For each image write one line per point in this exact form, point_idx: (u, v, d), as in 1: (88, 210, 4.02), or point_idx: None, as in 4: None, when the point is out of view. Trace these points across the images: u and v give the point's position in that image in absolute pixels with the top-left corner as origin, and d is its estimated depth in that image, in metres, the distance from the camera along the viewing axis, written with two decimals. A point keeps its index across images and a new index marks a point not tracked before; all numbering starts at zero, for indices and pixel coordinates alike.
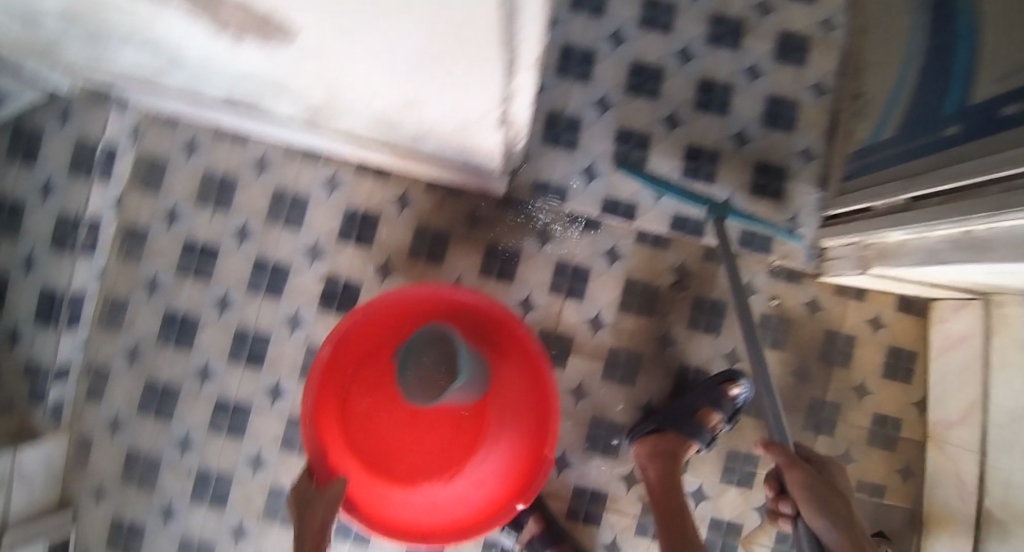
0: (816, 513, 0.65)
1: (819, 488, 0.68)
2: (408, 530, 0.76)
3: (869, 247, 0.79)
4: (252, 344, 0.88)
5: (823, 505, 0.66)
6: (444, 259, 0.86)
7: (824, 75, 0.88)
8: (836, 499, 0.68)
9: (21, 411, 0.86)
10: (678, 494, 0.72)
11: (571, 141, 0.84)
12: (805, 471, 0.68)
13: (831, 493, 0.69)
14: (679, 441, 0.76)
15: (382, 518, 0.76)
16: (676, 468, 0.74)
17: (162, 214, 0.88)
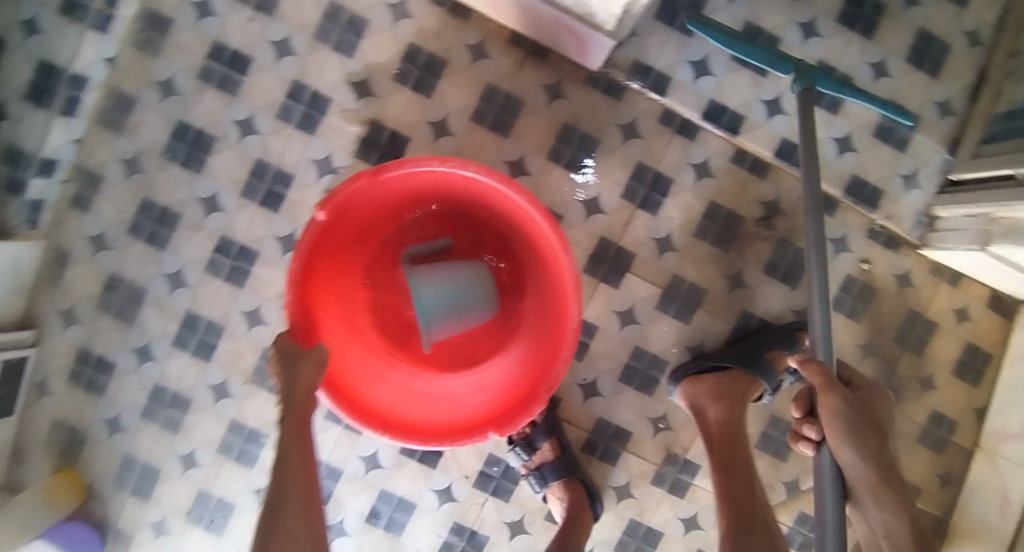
0: (845, 443, 0.55)
1: (854, 419, 0.56)
2: (378, 416, 0.64)
3: (994, 221, 0.69)
4: (270, 181, 0.76)
5: (857, 436, 0.55)
6: (509, 130, 0.74)
7: (984, 24, 0.78)
8: (870, 431, 0.56)
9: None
10: (741, 443, 0.65)
11: (688, 25, 0.73)
12: (844, 397, 0.56)
13: (865, 424, 0.57)
14: (746, 382, 0.68)
15: (355, 395, 0.64)
16: (741, 413, 0.67)
17: (193, 5, 0.74)
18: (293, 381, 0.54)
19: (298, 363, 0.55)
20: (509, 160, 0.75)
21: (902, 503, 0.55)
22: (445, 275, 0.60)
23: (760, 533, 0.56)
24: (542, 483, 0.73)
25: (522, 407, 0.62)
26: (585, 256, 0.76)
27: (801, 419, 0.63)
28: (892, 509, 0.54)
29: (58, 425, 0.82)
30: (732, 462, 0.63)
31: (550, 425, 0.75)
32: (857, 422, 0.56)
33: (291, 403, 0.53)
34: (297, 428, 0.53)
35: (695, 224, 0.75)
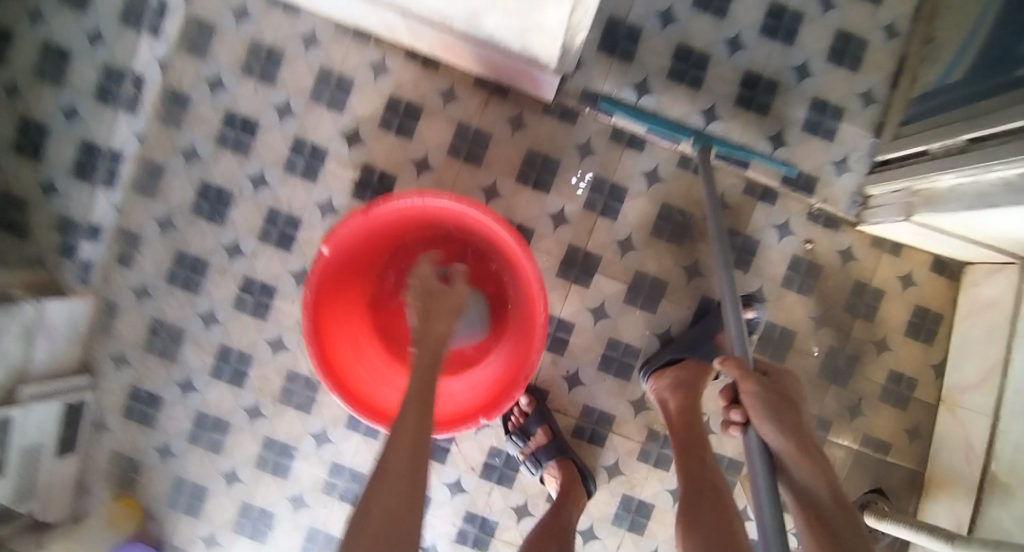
0: (765, 421, 0.68)
1: (771, 398, 0.70)
2: (385, 413, 0.74)
3: (916, 194, 0.78)
4: (282, 226, 0.88)
5: (774, 415, 0.69)
6: (482, 159, 0.85)
7: (899, 17, 0.87)
8: (786, 407, 0.71)
9: (53, 263, 0.89)
10: (699, 425, 0.72)
11: (627, 52, 0.84)
12: (760, 383, 0.69)
13: (780, 400, 0.71)
14: (698, 370, 0.78)
15: (365, 399, 0.75)
16: (697, 398, 0.76)
17: (205, 80, 0.86)
18: (428, 329, 0.65)
19: (435, 312, 0.67)
20: (483, 186, 0.86)
21: (816, 464, 0.69)
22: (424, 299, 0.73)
23: (709, 493, 0.63)
24: (538, 464, 0.82)
25: (503, 394, 0.72)
26: (557, 262, 0.86)
27: (727, 406, 0.74)
28: (811, 470, 0.68)
29: (117, 455, 0.94)
30: (690, 442, 0.71)
31: (541, 413, 0.85)
32: (774, 399, 0.70)
33: (425, 347, 0.64)
34: (423, 375, 0.62)
35: (651, 225, 0.86)
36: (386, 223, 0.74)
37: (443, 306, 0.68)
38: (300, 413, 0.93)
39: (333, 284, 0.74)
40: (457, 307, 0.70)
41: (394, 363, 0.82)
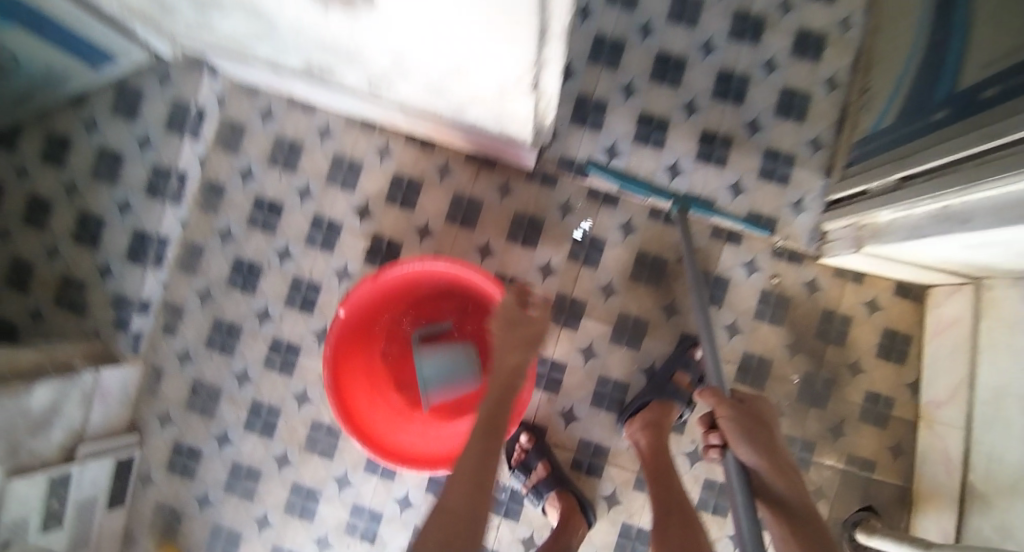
0: (741, 442, 0.75)
1: (749, 421, 0.77)
2: (398, 454, 0.83)
3: (862, 227, 0.87)
4: (305, 291, 1.00)
5: (749, 435, 0.76)
6: (475, 223, 0.97)
7: (838, 70, 0.96)
8: (763, 428, 0.77)
9: (107, 335, 1.00)
10: (665, 461, 0.82)
11: (597, 122, 0.96)
12: (734, 407, 0.77)
13: (758, 423, 0.78)
14: (661, 410, 0.87)
15: (381, 442, 0.84)
16: (664, 435, 0.84)
17: (238, 172, 1.01)
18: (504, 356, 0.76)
19: (515, 340, 0.78)
20: (478, 246, 0.97)
21: (793, 480, 0.74)
22: (421, 356, 0.84)
23: (678, 515, 0.71)
24: (539, 496, 0.90)
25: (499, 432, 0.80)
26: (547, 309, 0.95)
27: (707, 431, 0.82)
28: (788, 485, 0.74)
29: (161, 506, 1.04)
30: (662, 473, 0.80)
31: (541, 449, 0.93)
32: (751, 422, 0.77)
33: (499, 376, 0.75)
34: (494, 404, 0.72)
35: (629, 271, 0.95)
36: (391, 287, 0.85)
37: (518, 335, 0.78)
38: (323, 459, 1.02)
39: (350, 341, 0.85)
40: (535, 336, 0.79)
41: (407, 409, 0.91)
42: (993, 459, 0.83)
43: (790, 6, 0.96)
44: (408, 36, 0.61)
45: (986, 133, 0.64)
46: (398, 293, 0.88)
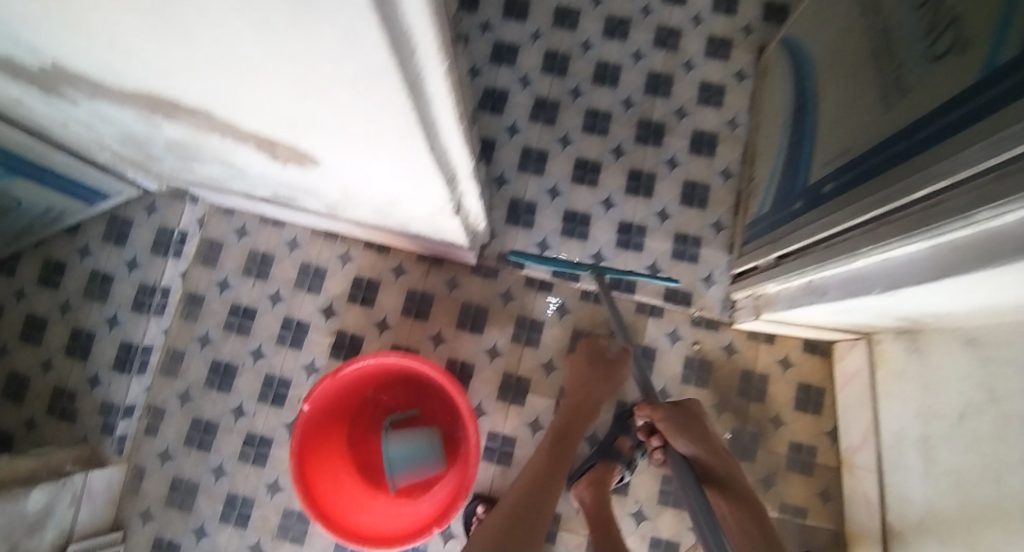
0: (678, 437, 0.85)
1: (685, 419, 0.87)
2: (361, 533, 0.91)
3: (759, 297, 1.00)
4: (276, 387, 1.10)
5: (685, 429, 0.86)
6: (428, 315, 1.09)
7: (731, 162, 1.12)
8: (699, 424, 0.88)
9: (94, 439, 1.09)
10: (606, 513, 0.90)
11: (529, 220, 1.10)
12: (668, 408, 0.87)
13: (692, 420, 0.88)
14: (606, 468, 0.96)
15: (345, 523, 0.91)
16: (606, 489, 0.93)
17: (216, 284, 1.13)
18: (584, 384, 0.98)
19: (602, 369, 0.98)
20: (431, 335, 1.09)
21: (727, 463, 0.87)
22: (388, 441, 0.90)
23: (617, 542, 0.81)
24: None
25: (452, 505, 0.89)
26: (496, 388, 1.06)
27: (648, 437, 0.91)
28: (724, 468, 0.86)
29: None
30: (604, 519, 0.89)
31: None
32: (688, 421, 0.87)
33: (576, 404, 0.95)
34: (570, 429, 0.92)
35: (567, 348, 1.07)
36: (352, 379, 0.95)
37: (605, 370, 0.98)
38: (296, 545, 1.08)
39: (316, 431, 0.93)
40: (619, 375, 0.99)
41: (371, 490, 0.99)
42: (903, 499, 0.92)
43: (685, 112, 1.13)
44: (351, 179, 0.75)
45: (822, 224, 0.78)
46: (356, 384, 0.97)
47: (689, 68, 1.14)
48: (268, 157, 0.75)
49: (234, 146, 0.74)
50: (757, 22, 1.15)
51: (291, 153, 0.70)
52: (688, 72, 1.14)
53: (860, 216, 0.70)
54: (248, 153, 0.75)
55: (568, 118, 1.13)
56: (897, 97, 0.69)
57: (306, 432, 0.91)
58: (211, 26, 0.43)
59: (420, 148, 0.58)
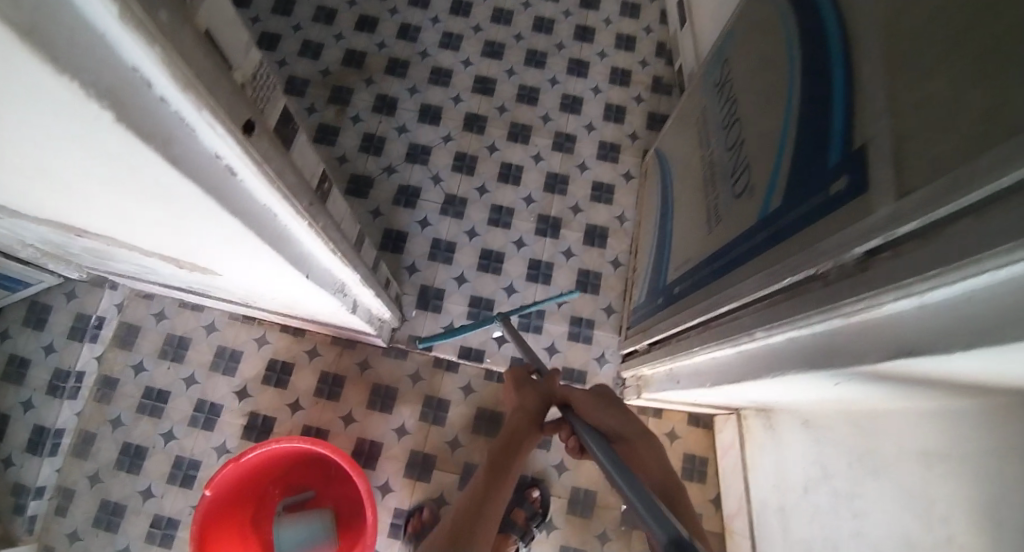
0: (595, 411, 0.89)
1: (604, 402, 0.90)
2: None
3: (641, 378, 1.11)
4: (186, 468, 1.13)
5: (603, 406, 0.89)
6: (340, 396, 1.16)
7: (620, 252, 1.26)
8: (615, 404, 0.89)
9: (6, 518, 1.08)
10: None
11: (437, 305, 1.20)
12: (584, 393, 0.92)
13: (609, 402, 0.90)
14: (501, 538, 1.04)
15: None
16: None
17: (130, 366, 1.18)
18: (522, 400, 0.92)
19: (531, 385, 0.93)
20: (342, 415, 1.15)
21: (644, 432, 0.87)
22: (281, 526, 0.98)
23: None
24: None
25: None
26: (403, 465, 1.12)
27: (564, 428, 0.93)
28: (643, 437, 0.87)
29: None
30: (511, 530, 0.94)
31: None
32: (606, 403, 0.89)
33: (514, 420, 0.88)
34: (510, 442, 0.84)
35: (471, 426, 1.14)
36: (252, 470, 1.00)
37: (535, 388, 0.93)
38: None
39: (217, 526, 0.96)
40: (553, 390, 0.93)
41: None
42: None
43: (580, 208, 1.28)
44: (250, 286, 0.83)
45: (671, 323, 0.90)
46: (256, 473, 1.02)
47: (583, 168, 1.31)
48: (173, 265, 0.81)
49: (140, 256, 0.80)
50: (642, 129, 1.34)
51: (191, 265, 0.78)
52: (582, 171, 1.31)
53: (690, 321, 0.82)
54: (154, 260, 0.82)
55: (474, 213, 1.27)
56: (712, 224, 0.82)
57: (206, 529, 0.93)
58: (104, 199, 0.52)
59: (287, 272, 0.66)
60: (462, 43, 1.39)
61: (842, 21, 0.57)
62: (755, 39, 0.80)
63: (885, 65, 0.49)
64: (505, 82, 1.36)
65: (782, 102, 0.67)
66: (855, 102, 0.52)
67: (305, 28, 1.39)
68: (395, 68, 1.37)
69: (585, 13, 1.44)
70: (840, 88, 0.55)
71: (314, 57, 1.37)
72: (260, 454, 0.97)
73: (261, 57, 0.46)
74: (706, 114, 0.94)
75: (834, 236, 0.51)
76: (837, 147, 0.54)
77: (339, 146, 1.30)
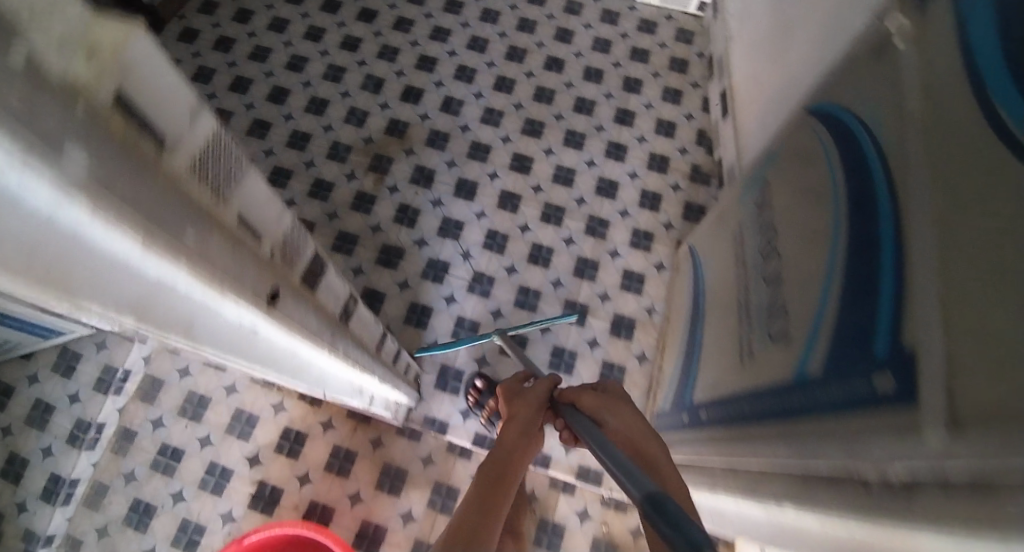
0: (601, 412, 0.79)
1: (611, 403, 0.80)
2: None
3: None
4: (190, 532, 1.12)
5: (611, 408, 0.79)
6: (349, 472, 1.14)
7: (646, 347, 1.22)
8: (623, 403, 0.80)
9: None
10: None
11: (455, 387, 1.20)
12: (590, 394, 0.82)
13: (619, 402, 0.81)
14: None
15: None
16: None
17: (150, 421, 1.19)
18: (522, 400, 0.85)
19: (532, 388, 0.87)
20: (349, 493, 1.13)
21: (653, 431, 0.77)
22: None
23: None
24: None
25: None
26: None
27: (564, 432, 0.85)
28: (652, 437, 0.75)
29: None
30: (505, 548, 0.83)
31: None
32: (612, 405, 0.79)
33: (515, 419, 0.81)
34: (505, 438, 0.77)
35: None
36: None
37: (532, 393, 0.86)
38: None
39: None
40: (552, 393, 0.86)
41: None
42: None
43: (608, 297, 1.26)
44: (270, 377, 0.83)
45: (697, 450, 0.85)
46: None
47: (614, 255, 1.29)
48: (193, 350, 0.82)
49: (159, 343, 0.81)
50: (678, 219, 1.32)
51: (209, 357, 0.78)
52: (612, 259, 1.29)
53: (717, 457, 0.77)
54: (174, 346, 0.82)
55: (500, 294, 1.26)
56: (744, 356, 0.79)
57: None
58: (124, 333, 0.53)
59: (306, 386, 0.66)
60: (503, 120, 1.41)
61: (893, 188, 0.54)
62: (798, 172, 0.78)
63: (937, 264, 0.46)
64: (542, 162, 1.38)
65: (825, 254, 0.64)
66: (908, 292, 0.49)
67: (354, 95, 1.43)
68: (435, 141, 1.39)
69: (627, 96, 1.45)
70: (887, 267, 0.52)
71: (359, 125, 1.40)
72: (260, 537, 0.96)
73: (291, 218, 0.46)
74: (743, 232, 0.92)
75: (881, 444, 0.46)
76: (884, 333, 0.51)
77: (375, 215, 1.33)
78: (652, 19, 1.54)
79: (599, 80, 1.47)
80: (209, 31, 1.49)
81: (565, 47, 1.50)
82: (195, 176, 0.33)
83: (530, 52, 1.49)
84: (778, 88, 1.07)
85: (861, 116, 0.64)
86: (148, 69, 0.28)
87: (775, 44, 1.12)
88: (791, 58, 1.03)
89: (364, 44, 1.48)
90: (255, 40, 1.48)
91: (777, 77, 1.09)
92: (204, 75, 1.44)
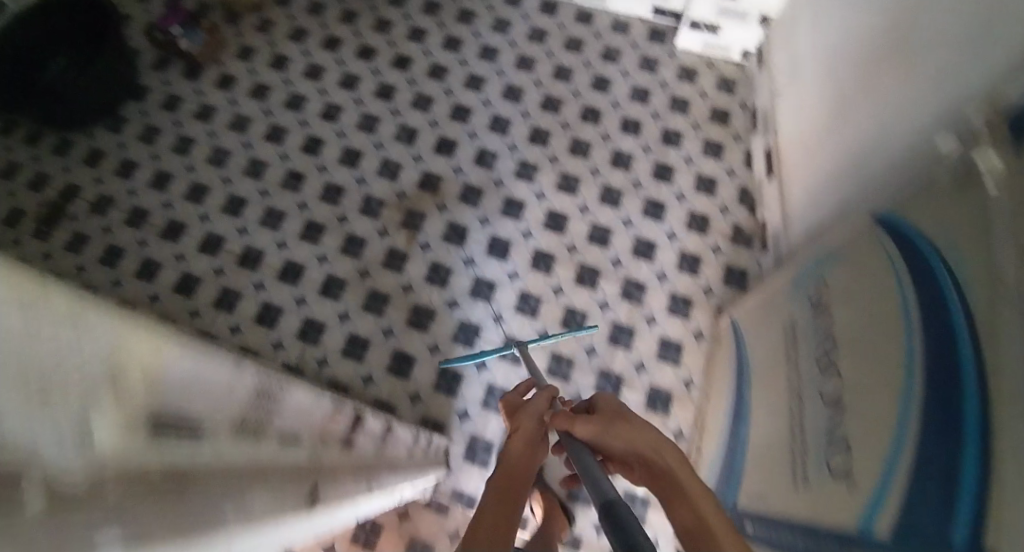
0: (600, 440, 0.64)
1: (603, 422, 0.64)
2: None
3: None
4: None
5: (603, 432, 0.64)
6: (375, 545, 1.12)
7: (683, 423, 1.17)
8: (616, 417, 0.64)
9: None
10: None
11: (484, 459, 1.17)
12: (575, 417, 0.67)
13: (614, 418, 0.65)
14: None
15: None
16: None
17: None
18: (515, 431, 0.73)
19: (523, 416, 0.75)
20: None
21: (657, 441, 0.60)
22: None
23: None
24: None
25: None
26: None
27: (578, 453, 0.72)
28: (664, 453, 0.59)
29: None
30: None
31: None
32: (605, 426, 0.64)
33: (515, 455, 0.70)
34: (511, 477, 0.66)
35: None
36: None
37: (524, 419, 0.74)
38: None
39: None
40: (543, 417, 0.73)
41: None
42: None
43: (644, 367, 1.21)
44: None
45: None
46: None
47: (651, 322, 1.25)
48: None
49: None
50: (719, 284, 1.27)
51: None
52: (649, 326, 1.24)
53: None
54: None
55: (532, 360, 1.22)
56: (797, 480, 0.72)
57: None
58: None
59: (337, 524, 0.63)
60: (538, 175, 1.38)
61: (978, 349, 0.49)
62: (861, 283, 0.73)
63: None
64: (578, 221, 1.34)
65: (897, 399, 0.58)
66: (991, 484, 0.42)
67: (386, 147, 1.41)
68: (468, 197, 1.36)
69: (667, 150, 1.40)
70: (971, 448, 0.46)
71: (391, 178, 1.38)
72: None
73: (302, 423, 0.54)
74: (795, 329, 0.86)
75: None
76: (960, 524, 0.43)
77: (406, 274, 1.30)
78: (692, 68, 1.49)
79: (636, 133, 1.42)
80: (245, 77, 1.48)
81: (602, 96, 1.46)
82: (227, 437, 0.40)
83: (565, 102, 1.45)
84: (841, 169, 1.03)
85: (942, 248, 0.59)
86: (181, 368, 0.38)
87: (834, 117, 1.08)
88: (854, 140, 1.00)
89: (398, 92, 1.46)
90: (291, 88, 1.47)
91: (837, 155, 1.05)
92: (239, 124, 1.43)
